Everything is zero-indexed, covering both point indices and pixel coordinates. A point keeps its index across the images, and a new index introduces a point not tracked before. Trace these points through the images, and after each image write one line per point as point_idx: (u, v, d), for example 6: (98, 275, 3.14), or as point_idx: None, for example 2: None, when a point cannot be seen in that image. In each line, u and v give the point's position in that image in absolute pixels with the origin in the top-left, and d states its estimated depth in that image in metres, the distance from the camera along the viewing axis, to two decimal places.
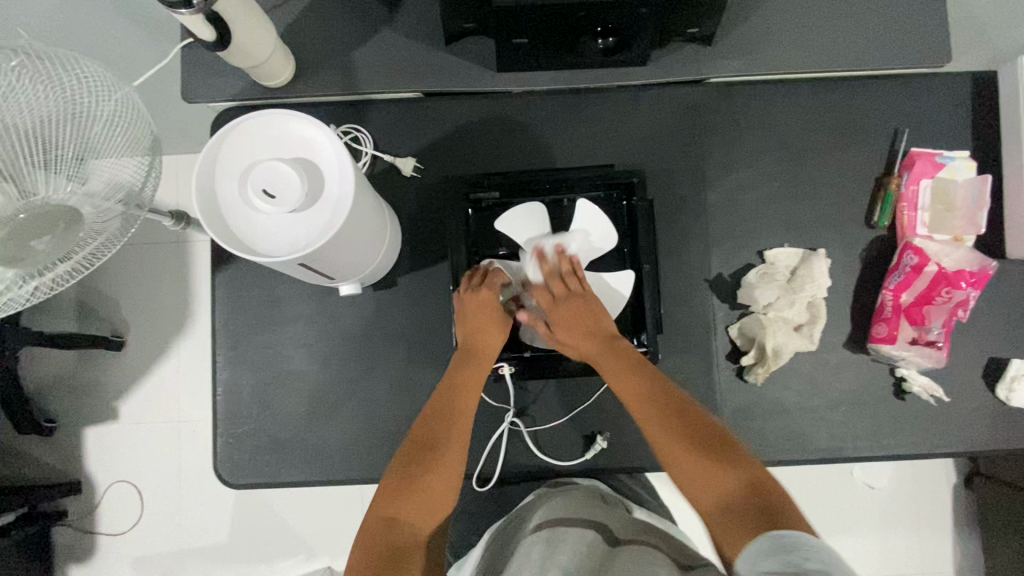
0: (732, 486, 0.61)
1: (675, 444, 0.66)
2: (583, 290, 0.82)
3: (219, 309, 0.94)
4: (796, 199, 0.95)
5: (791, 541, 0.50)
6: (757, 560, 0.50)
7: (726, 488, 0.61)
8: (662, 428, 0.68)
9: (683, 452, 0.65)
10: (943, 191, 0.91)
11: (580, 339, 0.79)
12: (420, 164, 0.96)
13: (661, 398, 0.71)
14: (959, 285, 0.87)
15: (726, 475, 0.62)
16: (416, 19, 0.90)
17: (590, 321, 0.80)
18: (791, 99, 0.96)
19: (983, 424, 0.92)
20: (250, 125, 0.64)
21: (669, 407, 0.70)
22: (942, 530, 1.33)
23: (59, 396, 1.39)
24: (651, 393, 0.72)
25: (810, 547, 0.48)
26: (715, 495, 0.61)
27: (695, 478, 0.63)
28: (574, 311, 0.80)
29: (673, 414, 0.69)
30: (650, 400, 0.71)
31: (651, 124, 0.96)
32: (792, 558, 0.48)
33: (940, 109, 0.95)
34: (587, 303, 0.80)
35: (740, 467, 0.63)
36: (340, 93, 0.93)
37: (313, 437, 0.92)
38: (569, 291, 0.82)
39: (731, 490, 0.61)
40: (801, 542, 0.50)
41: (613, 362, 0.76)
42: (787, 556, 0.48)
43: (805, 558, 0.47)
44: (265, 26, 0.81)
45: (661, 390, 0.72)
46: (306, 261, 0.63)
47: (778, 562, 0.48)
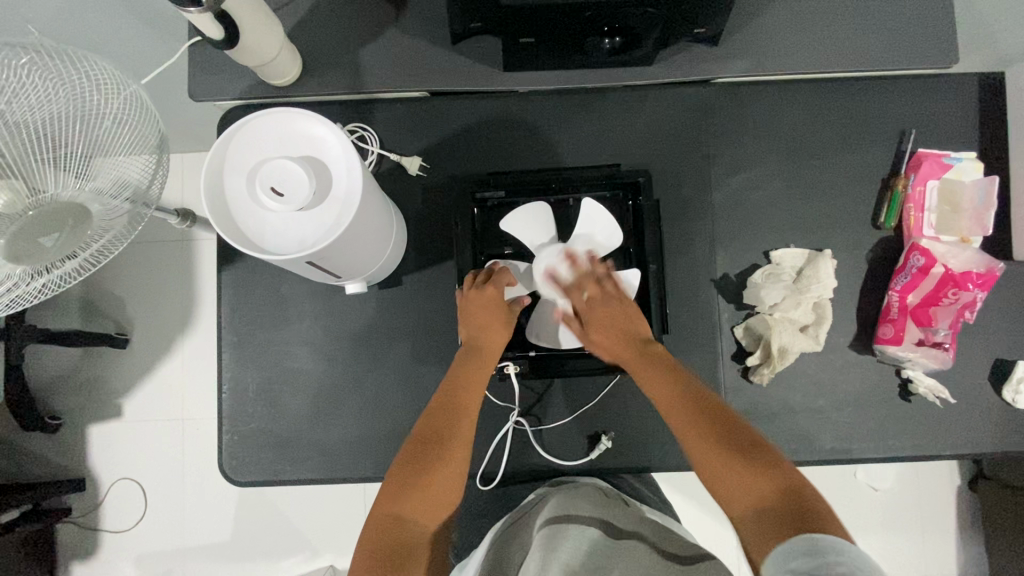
0: (765, 490, 0.61)
1: (710, 448, 0.66)
2: (619, 295, 0.83)
3: (224, 307, 0.94)
4: (802, 200, 0.95)
5: (822, 543, 0.50)
6: (786, 562, 0.50)
7: (759, 491, 0.61)
8: (696, 432, 0.68)
9: (718, 456, 0.65)
10: (950, 193, 0.91)
11: (616, 342, 0.80)
12: (426, 163, 0.96)
13: (694, 400, 0.72)
14: (965, 286, 0.86)
15: (759, 478, 0.62)
16: (423, 18, 0.91)
17: (623, 323, 0.81)
18: (797, 100, 0.95)
19: (990, 426, 0.92)
20: (257, 123, 0.65)
21: (703, 412, 0.70)
22: (945, 532, 1.33)
23: (64, 393, 1.39)
24: (683, 395, 0.73)
25: (838, 551, 0.48)
26: (748, 495, 0.61)
27: (730, 481, 0.63)
28: (611, 314, 0.81)
29: (707, 417, 0.69)
30: (684, 404, 0.72)
31: (657, 125, 0.96)
32: (821, 561, 0.47)
33: (946, 109, 0.95)
34: (622, 306, 0.82)
35: (774, 472, 0.62)
36: (346, 92, 0.93)
37: (317, 436, 0.92)
38: (606, 294, 0.83)
39: (764, 493, 0.61)
40: (831, 544, 0.49)
41: (648, 367, 0.77)
42: (818, 558, 0.48)
43: (835, 562, 0.47)
44: (273, 25, 0.81)
45: (694, 393, 0.73)
46: (313, 260, 0.63)
47: (808, 563, 0.48)
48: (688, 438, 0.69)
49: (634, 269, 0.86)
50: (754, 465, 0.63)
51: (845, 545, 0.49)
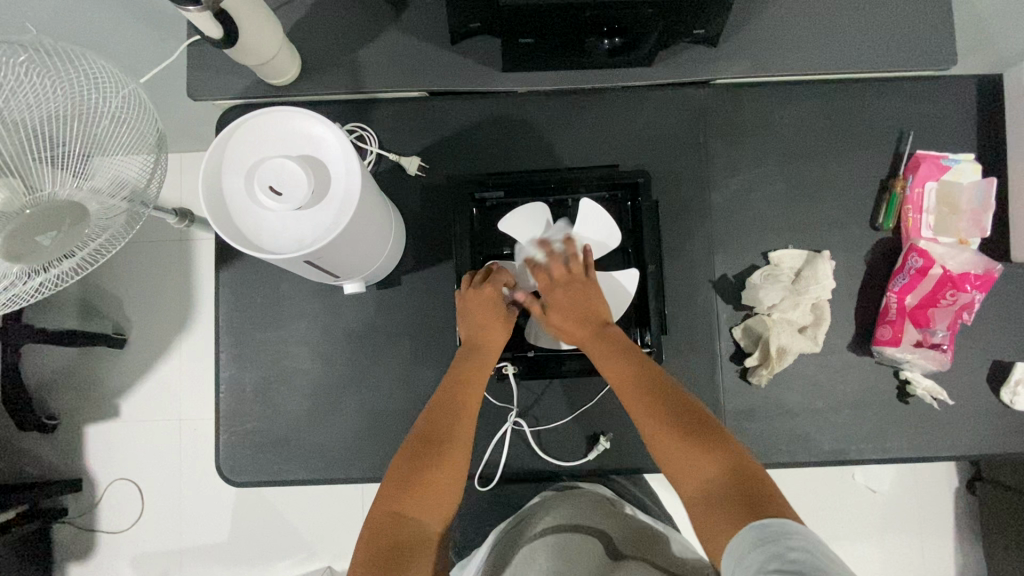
0: (715, 474, 0.61)
1: (660, 431, 0.66)
2: (582, 276, 0.83)
3: (222, 307, 0.94)
4: (801, 201, 0.95)
5: (771, 529, 0.51)
6: (742, 558, 0.51)
7: (711, 475, 0.61)
8: (649, 415, 0.68)
9: (669, 440, 0.65)
10: (948, 195, 0.92)
11: (574, 325, 0.80)
12: (425, 163, 0.96)
13: (647, 382, 0.71)
14: (964, 287, 0.87)
15: (710, 462, 0.62)
16: (422, 18, 0.91)
17: (584, 306, 0.80)
18: (797, 101, 0.96)
19: (987, 427, 0.92)
20: (256, 122, 0.64)
21: (656, 394, 0.70)
22: (943, 534, 1.33)
23: (61, 392, 1.39)
24: (636, 377, 0.72)
25: (791, 536, 0.50)
26: (697, 479, 0.62)
27: (681, 465, 0.64)
28: (571, 298, 0.81)
29: (659, 399, 0.69)
30: (638, 386, 0.71)
31: (656, 125, 0.96)
32: (776, 549, 0.49)
33: (945, 111, 0.95)
34: (583, 289, 0.81)
35: (725, 455, 0.63)
36: (345, 91, 0.93)
37: (314, 436, 0.92)
38: (569, 278, 0.82)
39: (714, 477, 0.61)
40: (780, 530, 0.51)
41: (606, 348, 0.76)
42: (771, 548, 0.49)
43: (789, 548, 0.48)
44: (272, 24, 0.81)
45: (648, 375, 0.72)
46: (312, 259, 0.63)
47: (762, 556, 0.49)
48: (642, 421, 0.69)
49: (633, 269, 0.86)
50: (705, 447, 0.63)
51: (796, 530, 0.51)
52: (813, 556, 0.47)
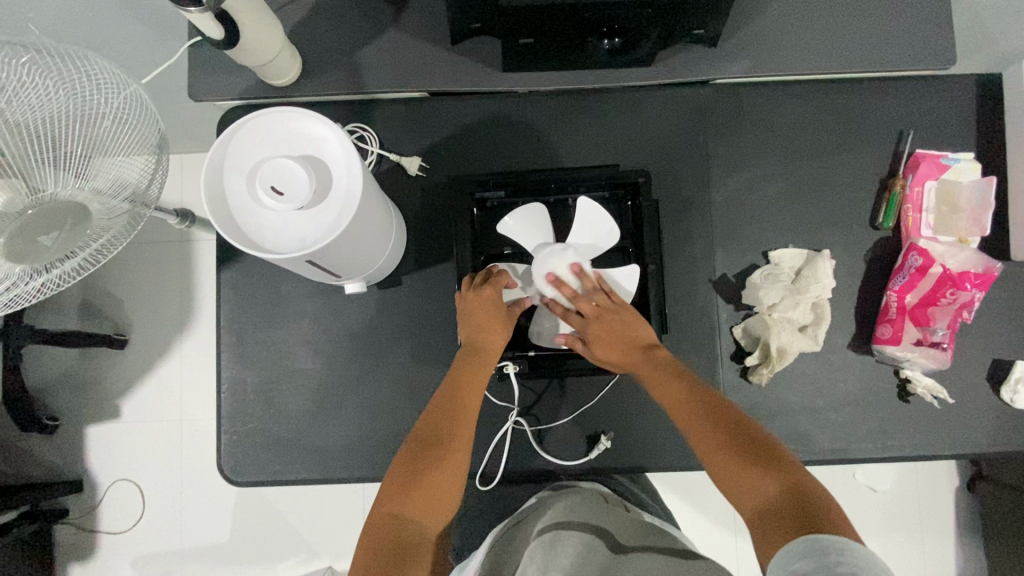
0: (772, 488, 0.60)
1: (716, 450, 0.66)
2: (615, 305, 0.81)
3: (223, 307, 0.94)
4: (801, 200, 0.95)
5: (825, 542, 0.51)
6: (789, 562, 0.51)
7: (768, 489, 0.60)
8: (703, 433, 0.68)
9: (725, 455, 0.65)
10: (948, 194, 0.92)
11: (621, 355, 0.79)
12: (426, 163, 0.96)
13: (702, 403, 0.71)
14: (964, 286, 0.87)
15: (768, 479, 0.61)
16: (423, 19, 0.91)
17: (625, 334, 0.79)
18: (796, 101, 0.96)
19: (988, 425, 0.92)
20: (258, 123, 0.64)
21: (712, 414, 0.69)
22: (944, 533, 1.33)
23: (62, 393, 1.39)
24: (691, 399, 0.72)
25: (841, 550, 0.49)
26: (754, 496, 0.60)
27: (737, 481, 0.63)
28: (608, 327, 0.80)
29: (715, 419, 0.69)
30: (695, 408, 0.71)
31: (657, 125, 0.96)
32: (826, 562, 0.48)
33: (944, 110, 0.95)
34: (620, 316, 0.80)
35: (781, 470, 0.61)
36: (345, 91, 0.94)
37: (315, 436, 0.92)
38: (603, 306, 0.80)
39: (772, 491, 0.60)
40: (831, 543, 0.50)
41: (655, 372, 0.76)
42: (821, 561, 0.48)
43: (837, 564, 0.47)
44: (273, 25, 0.82)
45: (703, 397, 0.72)
46: (313, 259, 0.63)
47: (810, 564, 0.48)
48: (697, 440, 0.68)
49: (633, 265, 0.86)
50: (763, 464, 0.62)
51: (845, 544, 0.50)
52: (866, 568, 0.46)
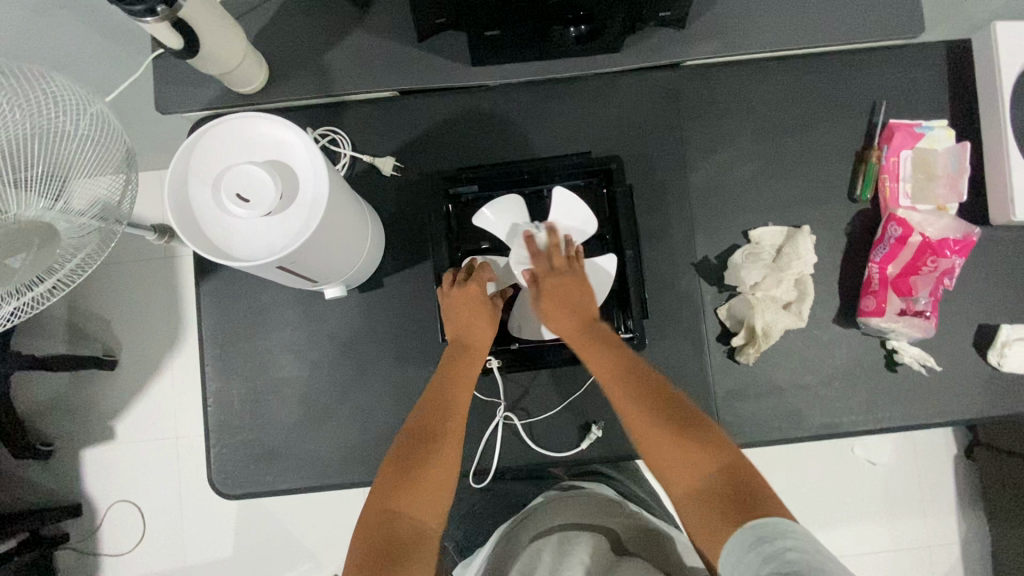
0: (706, 472, 0.64)
1: (651, 426, 0.69)
2: (573, 269, 0.82)
3: (204, 319, 0.93)
4: (778, 177, 0.95)
5: (767, 530, 0.53)
6: (740, 559, 0.53)
7: (701, 475, 0.63)
8: (639, 419, 0.70)
9: (661, 444, 0.67)
10: (924, 161, 0.92)
11: (567, 322, 0.79)
12: (400, 162, 0.95)
13: (638, 380, 0.73)
14: (942, 253, 0.87)
15: (702, 460, 0.65)
16: (388, 18, 0.91)
17: (577, 300, 0.79)
18: (768, 79, 0.96)
19: (977, 390, 0.92)
20: (219, 130, 0.63)
21: (646, 391, 0.72)
22: (945, 502, 1.34)
23: (54, 418, 1.38)
24: (626, 374, 0.74)
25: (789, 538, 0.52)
26: (689, 475, 0.64)
27: (673, 460, 0.66)
28: (563, 294, 0.79)
29: (649, 397, 0.71)
30: (627, 384, 0.73)
31: (630, 110, 0.96)
32: (774, 550, 0.51)
33: (915, 78, 0.95)
34: (577, 282, 0.80)
35: (715, 455, 0.65)
36: (313, 95, 0.93)
37: (305, 444, 0.91)
38: (562, 270, 0.81)
39: (704, 475, 0.63)
40: (773, 530, 0.53)
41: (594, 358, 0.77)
42: (768, 549, 0.51)
43: (784, 549, 0.50)
44: (235, 34, 0.81)
45: (638, 372, 0.74)
46: (285, 264, 0.62)
47: (759, 555, 0.51)
48: (633, 426, 0.71)
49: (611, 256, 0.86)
50: (698, 449, 0.65)
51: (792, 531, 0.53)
52: (808, 555, 0.49)
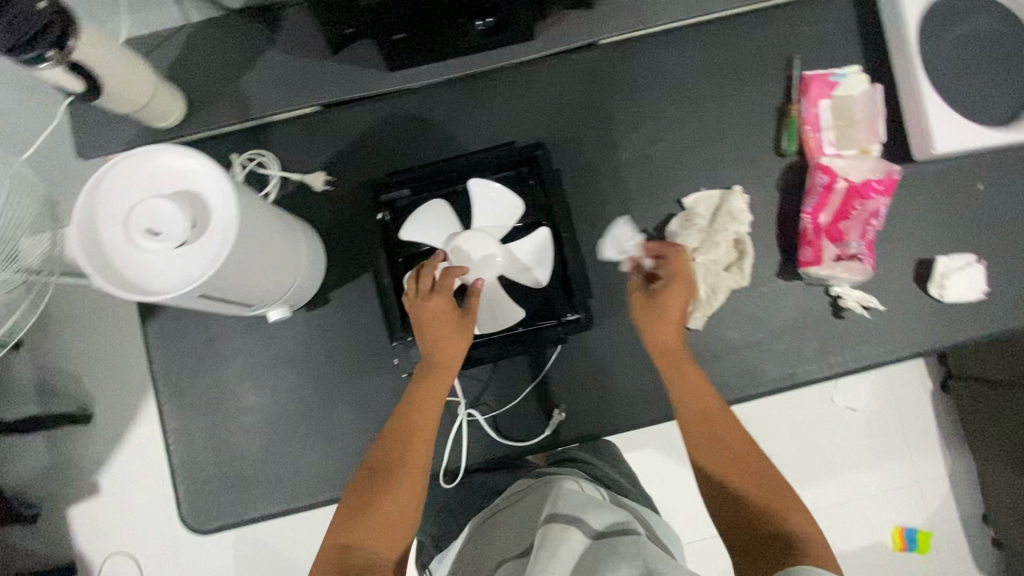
0: (766, 520, 0.63)
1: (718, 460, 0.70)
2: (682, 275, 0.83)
3: (155, 359, 0.93)
4: (705, 141, 0.96)
5: None
6: None
7: (761, 519, 0.64)
8: (707, 450, 0.71)
9: (722, 474, 0.69)
10: (844, 108, 0.94)
11: (670, 333, 0.80)
12: (331, 176, 0.94)
13: (717, 418, 0.74)
14: (869, 195, 0.88)
15: (766, 508, 0.64)
16: (299, 36, 0.92)
17: (682, 309, 0.81)
18: (683, 46, 0.97)
19: (923, 323, 0.94)
20: (122, 168, 0.62)
21: (717, 430, 0.73)
22: (924, 436, 1.38)
23: (39, 479, 1.37)
24: (705, 410, 0.75)
25: None
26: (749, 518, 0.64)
27: (736, 500, 0.66)
28: (673, 303, 0.81)
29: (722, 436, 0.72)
30: (703, 417, 0.74)
31: (552, 95, 0.96)
32: None
33: (824, 27, 0.97)
34: (684, 291, 0.81)
35: (780, 504, 0.64)
36: (235, 121, 0.93)
37: (272, 468, 0.91)
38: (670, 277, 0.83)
39: (765, 524, 0.63)
40: None
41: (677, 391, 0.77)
42: None
43: None
44: (141, 71, 0.81)
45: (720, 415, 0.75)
46: (206, 290, 0.61)
47: None
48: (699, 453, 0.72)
49: (543, 230, 0.86)
50: (760, 490, 0.66)
51: None
52: None
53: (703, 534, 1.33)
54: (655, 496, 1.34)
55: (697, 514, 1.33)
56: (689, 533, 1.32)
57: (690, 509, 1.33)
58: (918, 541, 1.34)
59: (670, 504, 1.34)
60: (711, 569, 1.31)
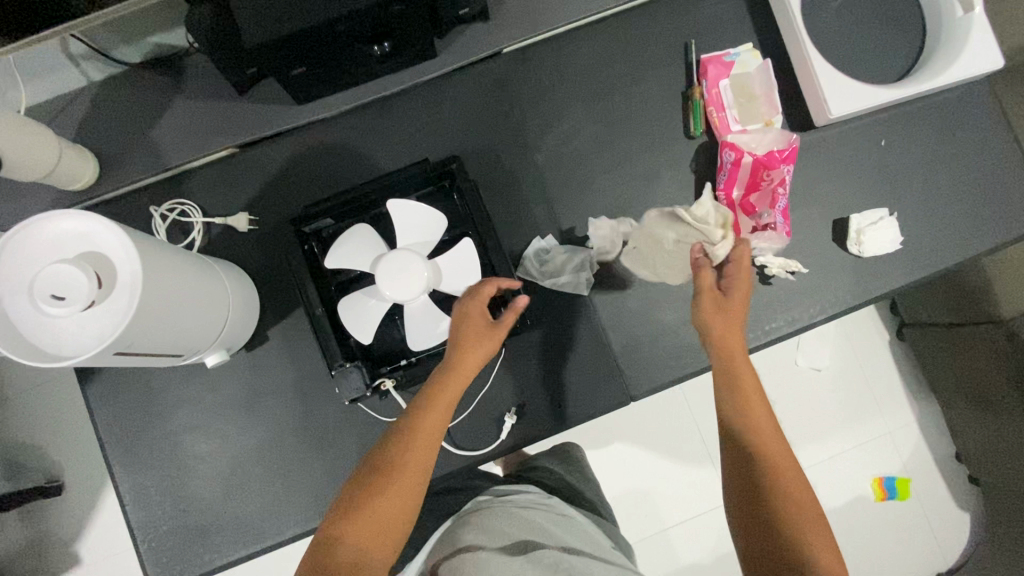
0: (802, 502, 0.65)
1: (769, 443, 0.70)
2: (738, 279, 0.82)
3: (101, 422, 0.92)
4: (617, 135, 0.99)
5: None
6: None
7: (795, 500, 0.65)
8: (757, 430, 0.71)
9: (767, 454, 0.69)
10: (742, 85, 0.97)
11: (732, 334, 0.79)
12: (255, 216, 0.95)
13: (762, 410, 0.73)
14: (774, 165, 0.91)
15: (800, 491, 0.66)
16: (203, 83, 0.93)
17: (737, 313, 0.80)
18: (585, 45, 1.00)
19: (848, 279, 0.97)
20: (20, 240, 0.62)
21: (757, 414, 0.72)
22: (881, 386, 1.42)
23: (19, 559, 1.35)
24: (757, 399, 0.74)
25: None
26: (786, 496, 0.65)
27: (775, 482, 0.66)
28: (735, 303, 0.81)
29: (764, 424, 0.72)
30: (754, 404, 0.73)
31: (463, 108, 0.98)
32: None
33: (712, 10, 1.00)
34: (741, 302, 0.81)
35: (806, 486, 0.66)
36: (151, 173, 0.93)
37: (231, 513, 0.91)
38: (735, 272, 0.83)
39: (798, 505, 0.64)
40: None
41: (735, 433, 0.72)
42: None
43: None
44: (44, 135, 0.81)
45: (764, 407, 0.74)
46: (122, 346, 0.62)
47: None
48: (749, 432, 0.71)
49: (465, 240, 0.88)
50: (791, 470, 0.67)
51: None
52: None
53: (683, 514, 1.35)
54: (635, 484, 1.36)
55: (678, 495, 1.35)
56: (641, 529, 1.34)
57: (671, 491, 1.35)
58: (897, 489, 1.39)
59: (648, 490, 1.36)
60: (699, 546, 1.34)
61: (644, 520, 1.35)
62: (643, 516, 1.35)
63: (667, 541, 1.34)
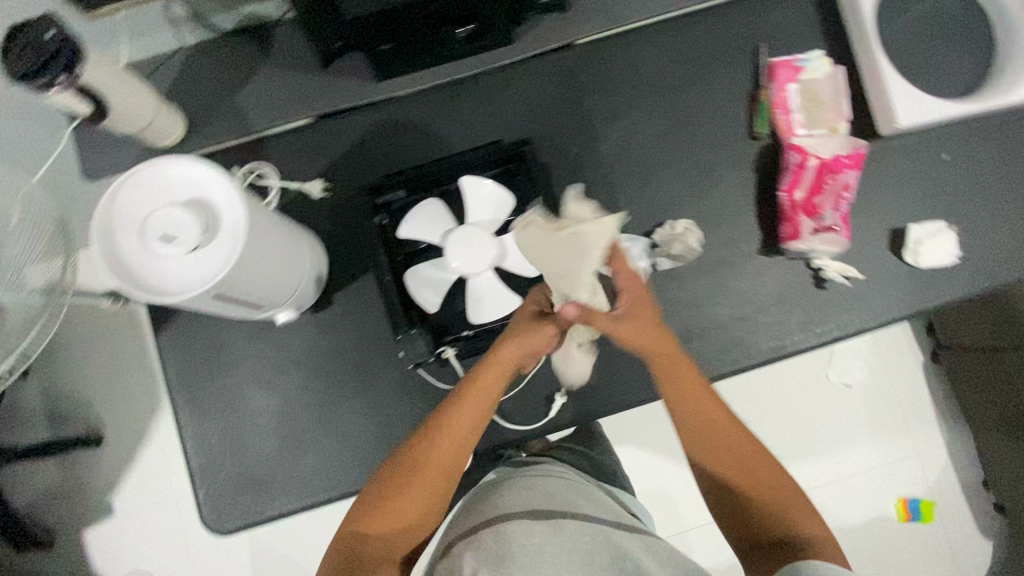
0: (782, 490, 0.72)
1: (742, 443, 0.73)
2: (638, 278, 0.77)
3: (169, 369, 0.96)
4: (683, 131, 1.01)
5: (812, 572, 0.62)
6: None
7: (771, 489, 0.71)
8: (728, 439, 0.73)
9: (738, 456, 0.72)
10: (810, 90, 0.99)
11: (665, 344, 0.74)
12: (328, 183, 0.98)
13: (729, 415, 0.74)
14: (840, 170, 0.93)
15: (775, 480, 0.72)
16: (291, 53, 0.97)
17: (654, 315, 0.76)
18: (656, 43, 1.02)
19: (903, 288, 0.98)
20: (137, 183, 0.66)
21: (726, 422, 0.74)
22: (916, 404, 1.42)
23: (59, 504, 1.40)
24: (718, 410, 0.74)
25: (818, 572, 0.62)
26: (764, 490, 0.71)
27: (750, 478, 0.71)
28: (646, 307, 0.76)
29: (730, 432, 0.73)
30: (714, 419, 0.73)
31: (533, 94, 1.01)
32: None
33: (783, 17, 1.02)
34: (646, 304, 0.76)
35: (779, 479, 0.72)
36: (235, 135, 0.97)
37: (286, 467, 0.94)
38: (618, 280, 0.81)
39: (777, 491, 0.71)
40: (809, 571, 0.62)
41: (702, 437, 0.73)
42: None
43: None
44: (144, 90, 0.86)
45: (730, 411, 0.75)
46: (220, 288, 0.65)
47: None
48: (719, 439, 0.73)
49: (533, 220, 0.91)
50: (763, 467, 0.72)
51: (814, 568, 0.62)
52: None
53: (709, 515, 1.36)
54: (663, 480, 1.37)
55: None
56: (666, 524, 1.36)
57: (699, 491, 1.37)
58: (923, 510, 1.38)
59: (675, 487, 1.37)
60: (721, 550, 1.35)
61: (671, 516, 1.36)
62: (669, 513, 1.36)
63: (689, 542, 1.36)
